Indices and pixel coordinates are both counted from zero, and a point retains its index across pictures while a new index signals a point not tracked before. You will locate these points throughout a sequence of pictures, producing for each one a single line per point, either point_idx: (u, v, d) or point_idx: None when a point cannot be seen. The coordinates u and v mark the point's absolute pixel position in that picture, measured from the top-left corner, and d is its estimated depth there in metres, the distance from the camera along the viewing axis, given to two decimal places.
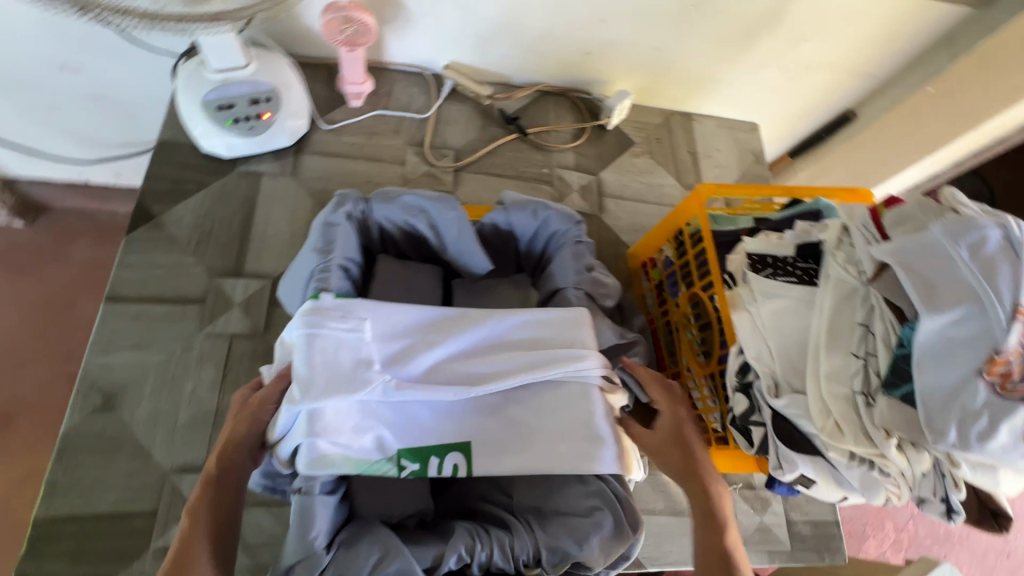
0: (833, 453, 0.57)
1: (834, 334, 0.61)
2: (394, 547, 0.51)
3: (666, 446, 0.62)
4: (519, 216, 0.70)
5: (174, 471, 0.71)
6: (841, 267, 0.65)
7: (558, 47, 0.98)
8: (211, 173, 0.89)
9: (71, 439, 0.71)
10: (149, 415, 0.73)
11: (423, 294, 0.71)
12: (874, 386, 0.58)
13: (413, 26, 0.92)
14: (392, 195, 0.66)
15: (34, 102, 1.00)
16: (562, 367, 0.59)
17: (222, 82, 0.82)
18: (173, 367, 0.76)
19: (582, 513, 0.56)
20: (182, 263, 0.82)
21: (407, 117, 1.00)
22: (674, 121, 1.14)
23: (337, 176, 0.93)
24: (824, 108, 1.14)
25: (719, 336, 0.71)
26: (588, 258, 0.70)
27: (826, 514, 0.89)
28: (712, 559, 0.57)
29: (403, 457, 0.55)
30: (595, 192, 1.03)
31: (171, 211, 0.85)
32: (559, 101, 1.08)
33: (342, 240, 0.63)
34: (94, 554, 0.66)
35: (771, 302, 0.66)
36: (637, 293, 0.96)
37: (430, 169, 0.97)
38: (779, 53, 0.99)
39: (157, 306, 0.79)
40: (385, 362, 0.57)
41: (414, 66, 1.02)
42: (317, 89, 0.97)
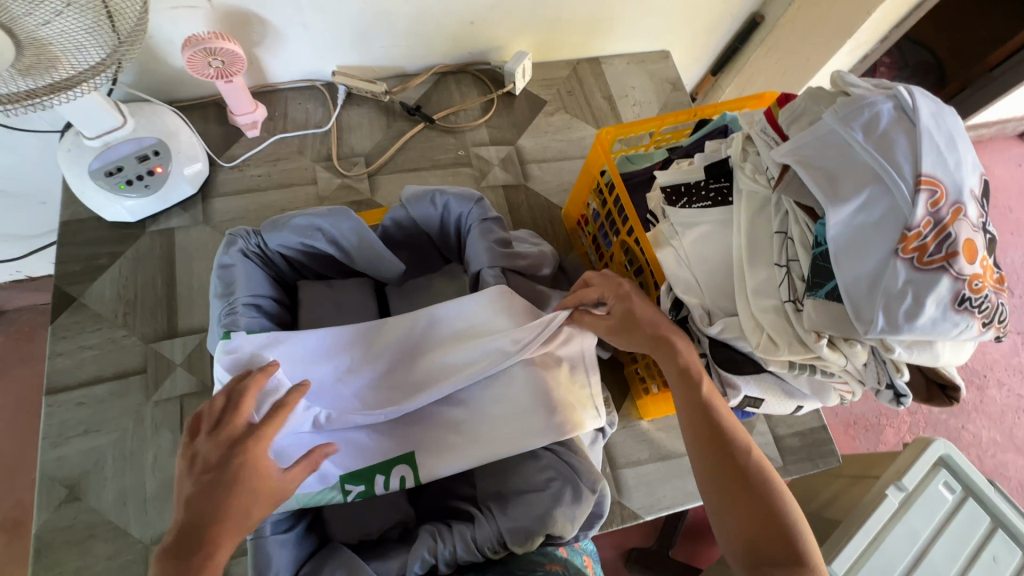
0: (773, 366, 0.57)
1: (753, 250, 0.60)
2: (356, 564, 0.51)
3: (626, 325, 0.58)
4: (420, 208, 0.69)
5: (154, 543, 0.71)
6: (750, 177, 0.63)
7: (440, 25, 0.94)
8: (123, 241, 0.87)
9: (45, 536, 0.70)
10: (116, 495, 0.73)
11: (355, 309, 0.71)
12: (801, 291, 0.56)
13: (285, 41, 0.89)
14: (281, 220, 0.64)
15: None
16: (493, 359, 0.59)
17: (103, 146, 0.80)
18: (130, 441, 0.76)
19: (539, 488, 0.56)
20: (115, 338, 0.81)
21: (308, 134, 0.97)
22: (582, 69, 1.11)
23: (251, 211, 0.91)
24: (730, 18, 1.10)
25: (652, 278, 0.70)
26: (498, 232, 0.68)
27: (811, 421, 0.89)
28: (698, 418, 0.54)
29: (345, 483, 0.56)
30: (516, 162, 1.01)
31: (90, 289, 0.83)
32: (460, 78, 1.05)
33: (242, 278, 0.62)
34: None
35: (691, 231, 0.64)
36: (579, 251, 0.94)
37: (344, 180, 0.95)
38: None
39: (99, 386, 0.78)
40: (313, 394, 0.59)
41: (303, 80, 0.99)
42: (210, 128, 0.94)
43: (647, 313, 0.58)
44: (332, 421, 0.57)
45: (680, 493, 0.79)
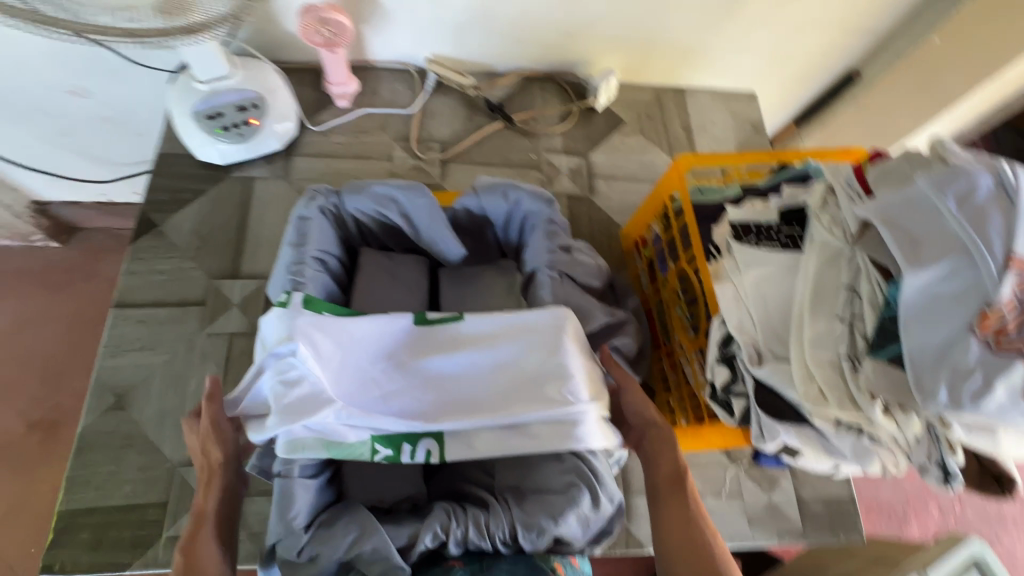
0: (818, 421, 0.55)
1: (817, 299, 0.59)
2: (370, 525, 0.52)
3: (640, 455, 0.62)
4: (491, 200, 0.71)
5: (182, 465, 0.75)
6: (825, 228, 0.62)
7: (538, 31, 0.97)
8: (208, 180, 0.92)
9: (88, 436, 0.75)
10: (156, 413, 0.77)
11: (408, 284, 0.74)
12: (861, 350, 0.55)
13: (390, 23, 0.93)
14: (362, 186, 0.67)
15: (52, 129, 1.14)
16: (538, 377, 0.60)
17: (210, 92, 0.86)
18: (178, 365, 0.80)
19: (559, 490, 0.56)
20: (184, 268, 0.86)
21: (393, 113, 1.01)
22: (666, 97, 1.11)
23: (327, 175, 0.95)
24: (825, 71, 1.10)
25: (704, 309, 0.69)
26: (562, 237, 0.70)
27: (839, 491, 0.86)
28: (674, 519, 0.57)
29: (377, 442, 0.58)
30: (585, 174, 1.02)
31: (170, 219, 0.89)
32: (545, 84, 1.07)
33: (316, 233, 0.65)
34: (111, 541, 0.71)
35: (754, 271, 0.63)
36: (632, 273, 0.94)
37: (417, 162, 0.99)
38: (768, 16, 0.96)
39: (161, 309, 0.83)
40: (354, 373, 0.59)
41: (398, 62, 1.03)
42: (305, 92, 1.00)
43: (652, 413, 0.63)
44: (382, 398, 0.59)
45: None
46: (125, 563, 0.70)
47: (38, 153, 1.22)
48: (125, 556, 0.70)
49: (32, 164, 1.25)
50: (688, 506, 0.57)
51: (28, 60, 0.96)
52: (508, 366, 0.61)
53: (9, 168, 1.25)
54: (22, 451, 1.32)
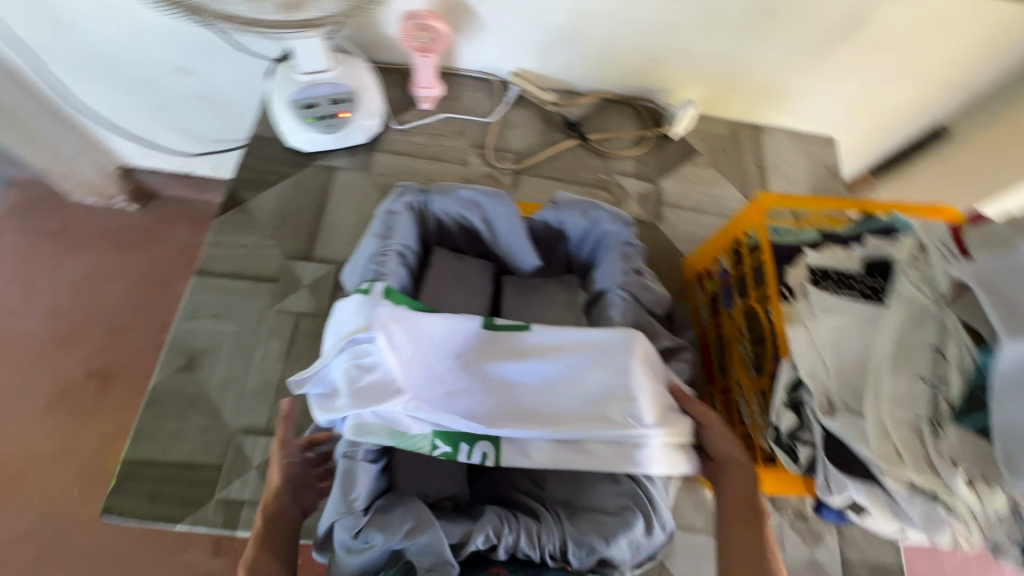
0: (891, 483, 0.53)
1: (899, 357, 0.57)
2: (426, 518, 0.53)
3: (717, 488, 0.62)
4: (571, 215, 0.73)
5: (239, 432, 0.78)
6: (913, 283, 0.60)
7: (624, 56, 0.99)
8: (293, 165, 0.97)
9: (158, 392, 0.80)
10: (222, 379, 0.81)
11: (473, 289, 0.75)
12: (943, 415, 0.53)
13: (484, 35, 0.97)
14: (450, 188, 0.71)
15: (153, 101, 1.22)
16: (602, 396, 0.60)
17: (308, 83, 0.90)
18: (247, 336, 0.84)
19: (612, 512, 0.56)
20: (262, 245, 0.90)
21: (472, 120, 1.04)
22: (742, 132, 1.10)
23: (404, 173, 0.99)
24: (912, 124, 1.07)
25: (772, 350, 0.68)
26: (636, 260, 0.70)
27: (887, 559, 0.82)
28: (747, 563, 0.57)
29: (437, 438, 0.59)
30: (653, 200, 1.02)
31: (256, 198, 0.94)
32: (622, 108, 1.08)
33: (401, 227, 0.68)
34: (167, 495, 0.74)
35: (831, 318, 0.62)
36: (691, 303, 0.93)
37: (490, 170, 1.01)
38: (860, 63, 0.94)
39: (237, 281, 0.88)
40: (424, 369, 0.60)
41: (482, 72, 1.06)
42: (392, 92, 1.04)
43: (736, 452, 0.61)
44: (446, 396, 0.60)
45: None
46: (177, 518, 0.73)
47: (135, 122, 1.30)
48: (178, 512, 0.73)
49: (129, 131, 1.34)
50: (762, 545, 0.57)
51: (146, 36, 1.03)
52: (572, 381, 0.61)
53: (108, 133, 1.34)
54: (80, 397, 1.40)
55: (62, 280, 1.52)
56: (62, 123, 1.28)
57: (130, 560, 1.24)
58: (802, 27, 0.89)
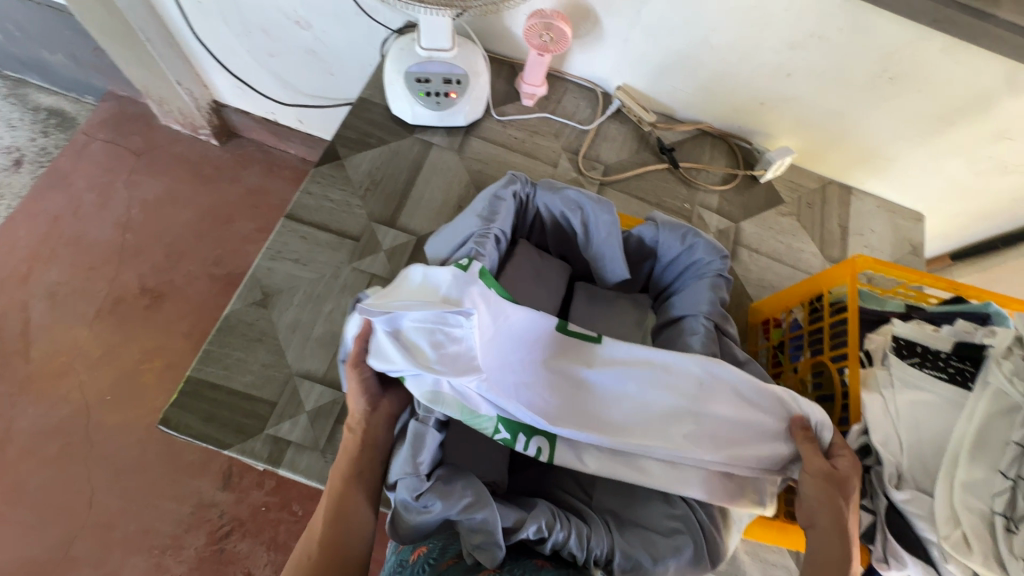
0: (952, 567, 0.53)
1: (978, 445, 0.57)
2: (485, 496, 0.54)
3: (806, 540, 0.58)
4: (668, 237, 0.74)
5: (298, 375, 0.81)
6: (1002, 374, 0.59)
7: (733, 93, 0.99)
8: (392, 133, 1.00)
9: (231, 320, 0.83)
10: (291, 322, 0.84)
11: (549, 286, 0.76)
12: (1020, 512, 0.53)
13: (601, 45, 0.98)
14: (557, 186, 0.74)
15: (265, 47, 1.27)
16: (667, 416, 0.61)
17: (426, 59, 0.94)
18: (321, 286, 0.87)
19: (662, 533, 0.59)
20: (351, 203, 0.94)
21: (569, 125, 1.06)
22: (831, 190, 1.09)
23: (494, 162, 1.01)
24: (1007, 217, 1.04)
25: (840, 412, 0.69)
26: (724, 292, 0.71)
27: None
28: None
29: (500, 423, 0.59)
30: (731, 239, 1.02)
31: (353, 157, 0.97)
32: (716, 143, 1.08)
33: (503, 213, 0.71)
34: (222, 419, 0.77)
35: (911, 392, 0.62)
36: (750, 348, 0.93)
37: (578, 177, 1.02)
38: (974, 145, 0.93)
39: (321, 232, 0.91)
40: (498, 356, 0.61)
41: (588, 81, 1.08)
42: (498, 83, 1.06)
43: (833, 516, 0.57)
44: (515, 384, 0.60)
45: None
46: (227, 444, 0.76)
47: (242, 63, 1.35)
48: (229, 437, 0.76)
49: (233, 71, 1.39)
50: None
51: None
52: (640, 396, 0.62)
53: (213, 68, 1.40)
54: (129, 309, 1.46)
55: (136, 197, 1.59)
56: (176, 50, 1.33)
57: (147, 474, 1.28)
58: (921, 99, 0.89)
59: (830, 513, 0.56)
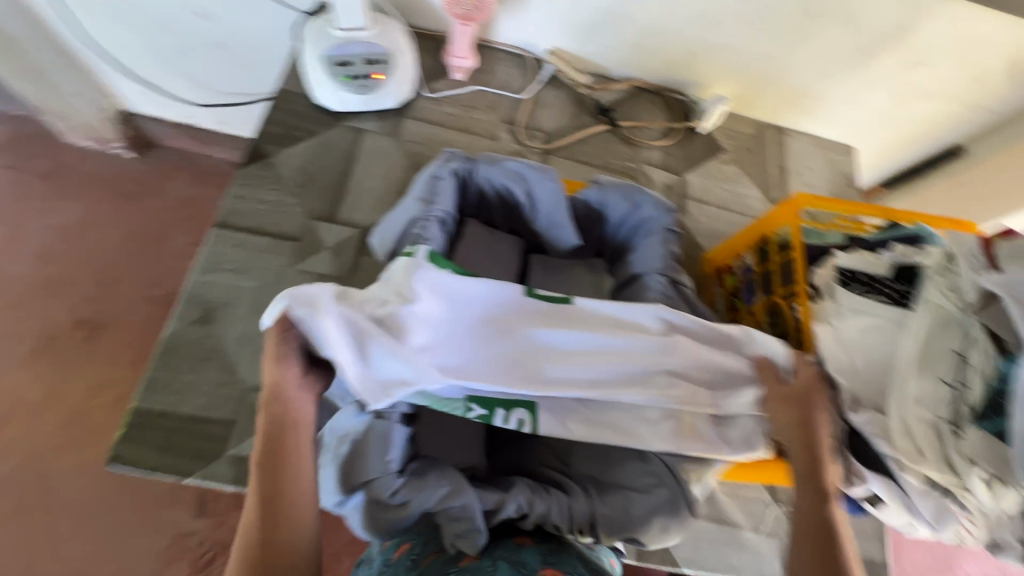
0: (908, 476, 0.57)
1: (925, 358, 0.59)
2: (461, 483, 0.54)
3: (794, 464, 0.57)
4: (613, 197, 0.73)
5: (254, 390, 0.77)
6: (941, 289, 0.62)
7: (663, 45, 0.98)
8: (320, 124, 0.95)
9: (172, 342, 0.78)
10: (239, 335, 0.80)
11: (504, 261, 0.75)
12: (964, 416, 0.56)
13: (525, 9, 0.95)
14: (496, 158, 0.71)
15: (168, 46, 1.17)
16: (646, 362, 0.60)
17: (343, 40, 0.88)
18: (266, 294, 0.83)
19: (641, 490, 0.59)
20: (285, 203, 0.88)
21: (504, 96, 1.03)
22: (767, 134, 1.11)
23: (432, 143, 0.97)
24: (929, 141, 1.09)
25: (796, 346, 0.71)
26: (674, 247, 0.72)
27: (875, 552, 0.85)
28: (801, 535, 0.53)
29: (471, 402, 0.58)
30: (677, 192, 1.03)
31: (280, 153, 0.92)
32: (653, 99, 1.08)
33: (444, 193, 0.69)
34: (178, 448, 0.73)
35: (858, 318, 0.64)
36: (707, 298, 0.95)
37: (520, 148, 1.00)
38: (893, 74, 0.96)
39: (259, 238, 0.86)
40: (462, 334, 0.58)
41: (518, 48, 1.04)
42: (425, 59, 1.01)
43: (815, 429, 0.57)
44: (491, 359, 0.58)
45: (723, 561, 0.80)
46: (188, 472, 0.72)
47: (144, 65, 1.24)
48: (188, 465, 0.72)
49: (135, 75, 1.27)
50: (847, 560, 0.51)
51: None
52: (615, 351, 0.59)
53: (113, 73, 1.28)
54: (65, 345, 1.35)
55: (52, 224, 1.46)
56: (66, 58, 1.21)
57: (113, 513, 1.21)
58: (842, 33, 0.90)
59: (796, 427, 0.58)
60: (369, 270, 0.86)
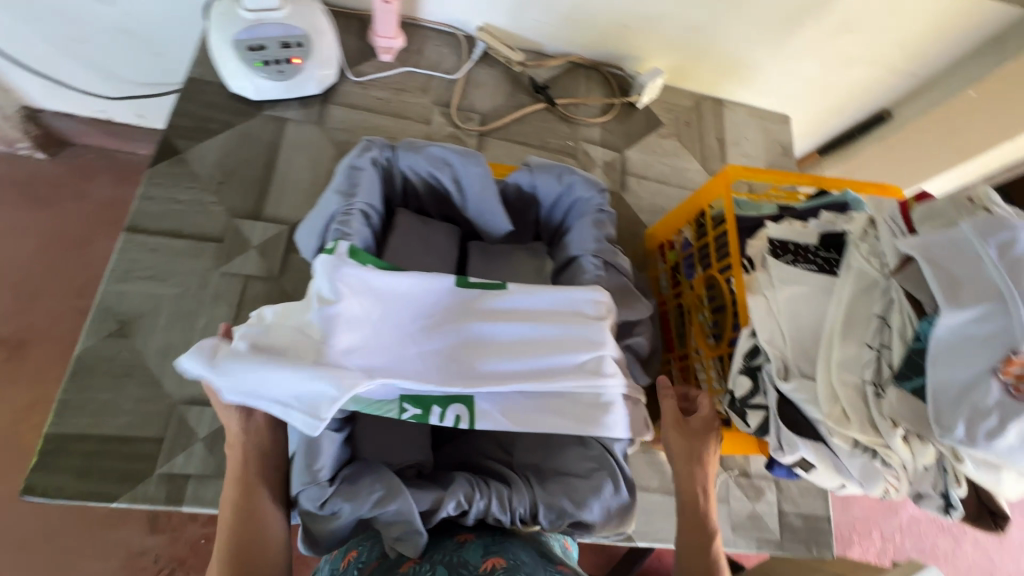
0: (836, 439, 0.58)
1: (849, 324, 0.61)
2: (395, 487, 0.52)
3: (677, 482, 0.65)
4: (544, 179, 0.72)
5: (182, 403, 0.73)
6: (864, 257, 0.64)
7: (596, 18, 0.96)
8: (237, 114, 0.88)
9: (85, 360, 0.72)
10: (161, 346, 0.75)
11: (439, 251, 0.72)
12: (886, 377, 0.58)
13: None
14: (419, 145, 0.68)
15: (64, 34, 1.06)
16: (579, 347, 0.59)
17: (254, 22, 0.81)
18: (189, 300, 0.78)
19: (582, 475, 0.58)
20: (203, 201, 0.83)
21: (436, 76, 0.98)
22: (705, 106, 1.12)
23: (361, 129, 0.93)
24: (859, 107, 1.11)
25: (733, 318, 0.71)
26: (608, 227, 0.71)
27: (818, 509, 0.88)
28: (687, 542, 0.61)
29: (405, 402, 0.56)
30: (618, 169, 1.02)
31: (195, 148, 0.85)
32: (590, 74, 1.06)
33: (365, 184, 0.65)
34: (100, 472, 0.68)
35: (788, 288, 0.65)
36: (651, 274, 0.95)
37: (455, 131, 0.97)
38: (821, 42, 0.97)
39: (176, 241, 0.80)
40: (394, 333, 0.57)
41: (447, 26, 1.00)
42: (348, 40, 0.96)
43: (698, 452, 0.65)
44: (423, 356, 0.57)
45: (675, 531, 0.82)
46: (113, 496, 0.67)
47: (39, 56, 1.12)
48: (113, 489, 0.68)
49: (32, 67, 1.15)
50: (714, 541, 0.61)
51: None
52: (547, 338, 0.59)
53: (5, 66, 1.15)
54: None
55: None
56: None
57: None
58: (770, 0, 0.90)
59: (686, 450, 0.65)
60: (300, 268, 0.81)
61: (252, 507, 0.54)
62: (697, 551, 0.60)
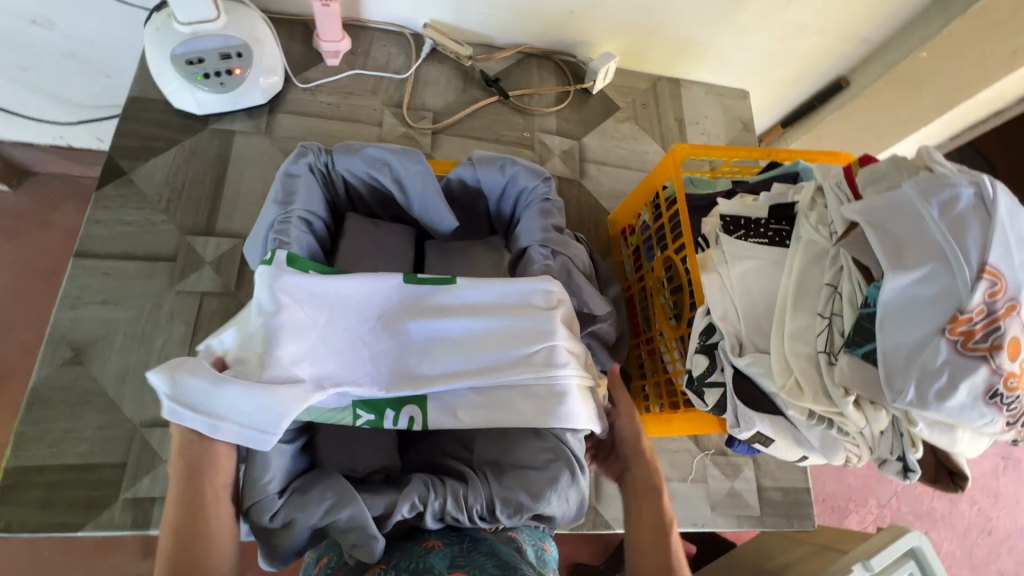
0: (792, 411, 0.59)
1: (800, 295, 0.61)
2: (347, 495, 0.51)
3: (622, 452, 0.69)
4: (487, 172, 0.71)
5: (143, 426, 0.72)
6: (812, 226, 0.63)
7: (541, 7, 0.94)
8: (183, 130, 0.87)
9: (41, 390, 0.71)
10: (119, 370, 0.74)
11: (392, 252, 0.71)
12: (838, 345, 0.58)
13: None
14: (355, 147, 0.68)
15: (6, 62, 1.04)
16: (531, 340, 0.59)
17: (190, 35, 0.79)
18: (144, 321, 0.77)
19: (538, 466, 0.57)
20: (153, 221, 0.82)
21: (385, 77, 0.97)
22: (661, 86, 1.11)
23: (312, 136, 0.92)
24: (816, 76, 1.11)
25: (689, 298, 0.70)
26: (555, 215, 0.70)
27: (797, 481, 0.88)
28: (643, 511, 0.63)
29: (358, 408, 0.56)
30: (576, 156, 1.02)
31: (141, 168, 0.84)
32: (543, 63, 1.06)
33: (303, 191, 0.64)
34: (63, 503, 0.67)
35: (741, 264, 0.65)
36: (615, 260, 0.94)
37: (408, 131, 0.96)
38: (770, 14, 0.96)
39: (128, 263, 0.79)
40: (342, 338, 0.56)
41: (393, 25, 0.99)
42: (293, 47, 0.95)
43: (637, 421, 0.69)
44: (373, 361, 0.56)
45: None
46: (77, 525, 0.67)
47: None
48: (77, 518, 0.67)
49: None
50: (662, 514, 0.63)
51: None
52: (497, 333, 0.59)
53: None
54: None
55: None
56: None
57: None
58: None
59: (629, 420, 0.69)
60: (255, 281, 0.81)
61: (196, 533, 0.48)
62: (650, 518, 0.62)
